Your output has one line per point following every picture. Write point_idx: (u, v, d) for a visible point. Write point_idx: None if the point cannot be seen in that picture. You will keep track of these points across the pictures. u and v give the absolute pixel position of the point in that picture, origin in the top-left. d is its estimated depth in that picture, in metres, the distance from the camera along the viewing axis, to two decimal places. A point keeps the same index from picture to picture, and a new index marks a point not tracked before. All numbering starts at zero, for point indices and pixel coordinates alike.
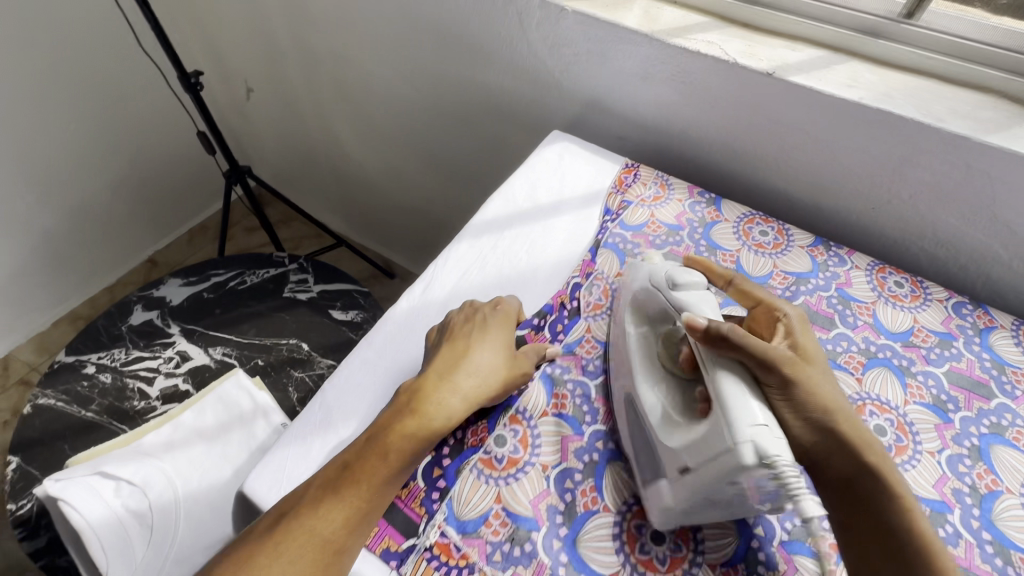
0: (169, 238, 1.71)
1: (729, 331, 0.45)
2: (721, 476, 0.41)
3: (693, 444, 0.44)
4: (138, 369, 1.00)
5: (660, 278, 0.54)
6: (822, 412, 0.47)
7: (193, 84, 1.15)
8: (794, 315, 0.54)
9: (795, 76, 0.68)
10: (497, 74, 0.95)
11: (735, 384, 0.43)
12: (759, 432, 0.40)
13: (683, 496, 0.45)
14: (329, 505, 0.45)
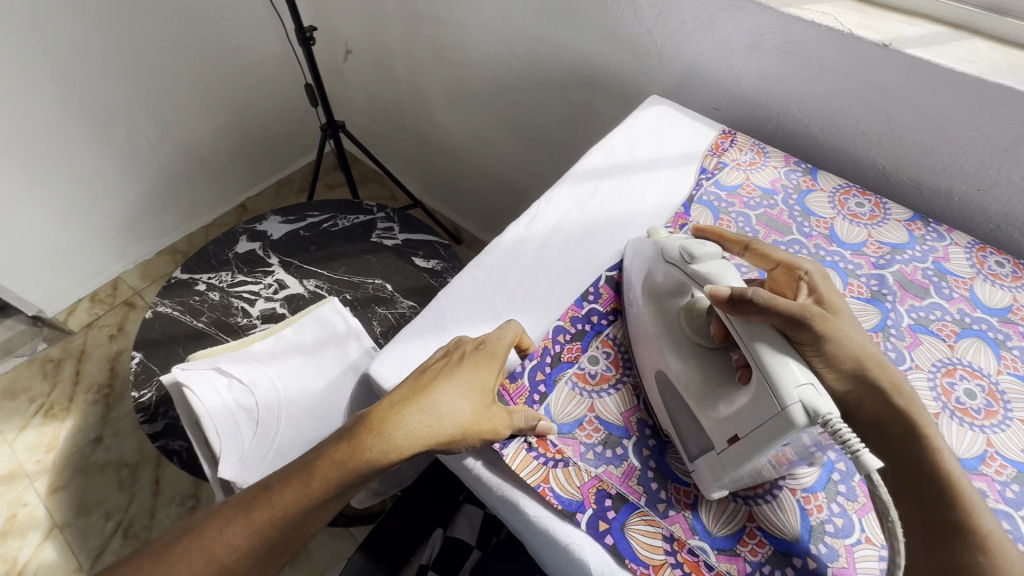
0: (259, 187, 1.85)
1: (755, 294, 0.47)
2: (771, 443, 0.43)
3: (742, 415, 0.45)
4: (242, 292, 1.11)
5: (676, 254, 0.54)
6: (855, 364, 0.47)
7: (307, 38, 1.24)
8: (816, 272, 0.54)
9: (912, 48, 0.68)
10: (598, 41, 0.98)
11: (775, 350, 0.45)
12: (804, 392, 0.42)
13: (734, 467, 0.46)
14: (232, 529, 0.49)
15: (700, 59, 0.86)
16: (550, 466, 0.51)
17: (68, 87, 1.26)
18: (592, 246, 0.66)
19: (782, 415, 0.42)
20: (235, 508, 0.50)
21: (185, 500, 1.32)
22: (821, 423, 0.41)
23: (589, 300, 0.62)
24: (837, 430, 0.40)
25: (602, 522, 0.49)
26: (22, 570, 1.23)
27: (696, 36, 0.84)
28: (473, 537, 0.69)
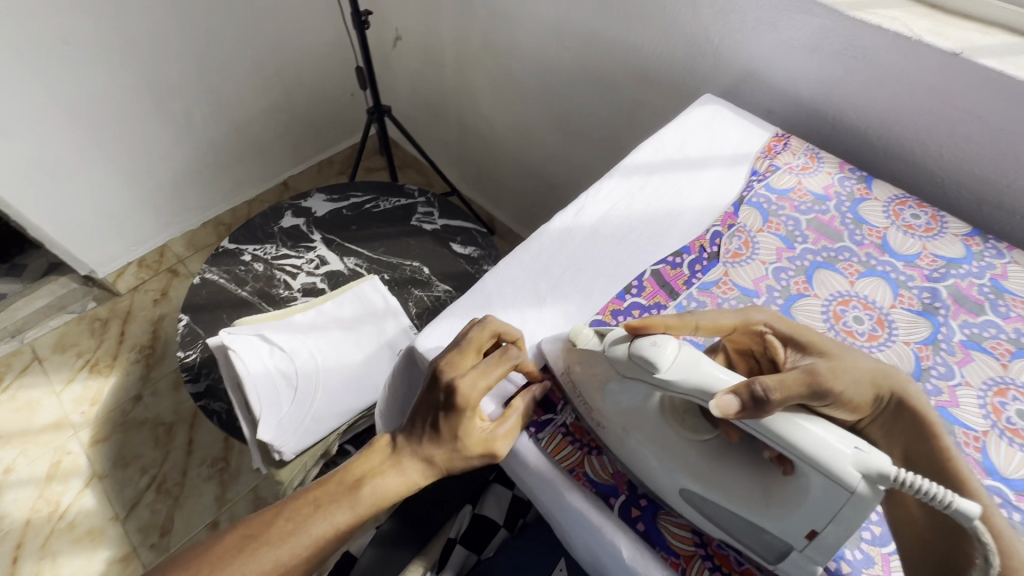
0: (302, 166, 1.89)
1: (761, 393, 0.42)
2: (857, 522, 0.41)
3: (804, 511, 0.42)
4: (284, 265, 1.14)
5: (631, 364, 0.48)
6: (869, 391, 0.48)
7: (362, 22, 1.26)
8: (771, 319, 0.52)
9: (985, 58, 0.66)
10: (653, 38, 0.98)
11: (806, 428, 0.41)
12: (860, 458, 0.40)
13: (824, 554, 0.43)
14: (286, 538, 0.53)
15: (758, 60, 0.85)
16: (585, 451, 0.54)
17: (132, 58, 1.32)
18: (638, 240, 0.67)
19: (856, 499, 0.39)
20: (291, 520, 0.54)
21: (216, 462, 1.37)
22: (894, 483, 0.39)
23: (631, 293, 0.62)
24: (919, 487, 0.38)
25: (634, 509, 0.51)
26: (63, 514, 1.30)
27: (756, 37, 0.83)
28: (500, 516, 0.70)
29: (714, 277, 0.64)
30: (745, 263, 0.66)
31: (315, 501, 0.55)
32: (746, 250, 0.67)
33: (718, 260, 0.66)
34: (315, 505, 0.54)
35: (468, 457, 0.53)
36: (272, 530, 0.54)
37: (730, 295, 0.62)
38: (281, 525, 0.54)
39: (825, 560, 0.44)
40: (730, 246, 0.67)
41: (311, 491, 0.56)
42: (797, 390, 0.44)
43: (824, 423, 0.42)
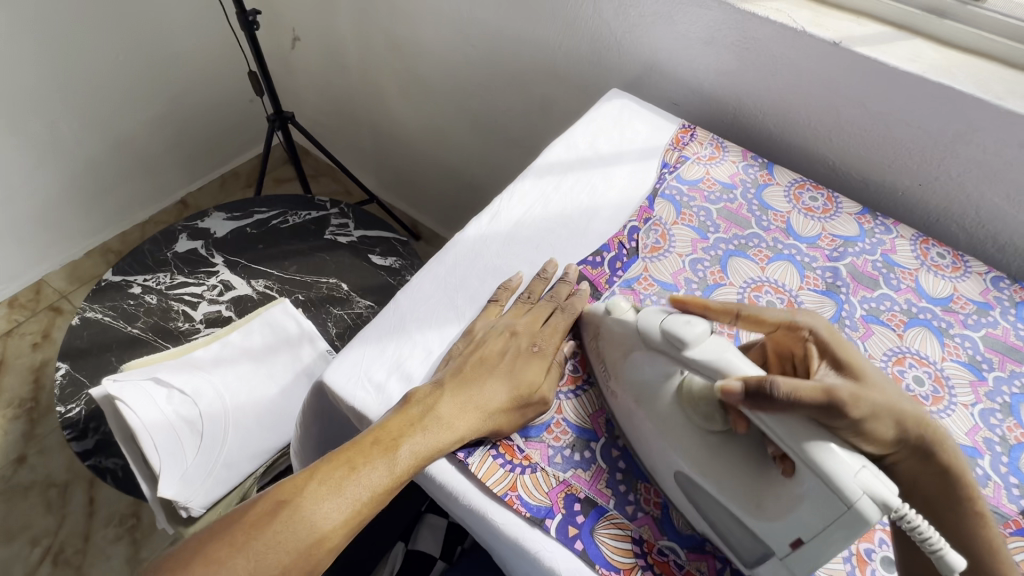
0: (201, 182, 1.73)
1: (770, 390, 0.42)
2: (845, 542, 0.39)
3: (798, 519, 0.41)
4: (182, 294, 1.03)
5: (659, 338, 0.49)
6: (893, 427, 0.44)
7: (250, 22, 1.16)
8: (823, 331, 0.48)
9: (860, 47, 0.70)
10: (557, 34, 0.97)
11: (821, 444, 0.40)
12: (864, 478, 0.39)
13: (802, 567, 0.42)
14: (325, 500, 0.45)
15: (659, 54, 0.87)
16: (517, 472, 0.50)
17: None
18: (557, 241, 0.65)
19: (851, 517, 0.38)
20: (324, 482, 0.46)
21: (125, 519, 1.22)
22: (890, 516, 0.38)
23: None
24: (919, 527, 0.39)
25: (571, 527, 0.48)
26: None
27: (656, 30, 0.85)
28: (436, 549, 0.67)
29: (635, 273, 0.64)
30: (663, 257, 0.66)
31: (349, 460, 0.47)
32: (663, 243, 0.67)
33: (638, 256, 0.65)
34: (318, 487, 0.46)
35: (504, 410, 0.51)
36: (306, 494, 0.45)
37: (652, 291, 0.62)
38: (315, 487, 0.46)
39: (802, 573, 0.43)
40: (647, 242, 0.67)
41: (339, 453, 0.48)
42: (816, 401, 0.41)
43: (846, 448, 0.40)
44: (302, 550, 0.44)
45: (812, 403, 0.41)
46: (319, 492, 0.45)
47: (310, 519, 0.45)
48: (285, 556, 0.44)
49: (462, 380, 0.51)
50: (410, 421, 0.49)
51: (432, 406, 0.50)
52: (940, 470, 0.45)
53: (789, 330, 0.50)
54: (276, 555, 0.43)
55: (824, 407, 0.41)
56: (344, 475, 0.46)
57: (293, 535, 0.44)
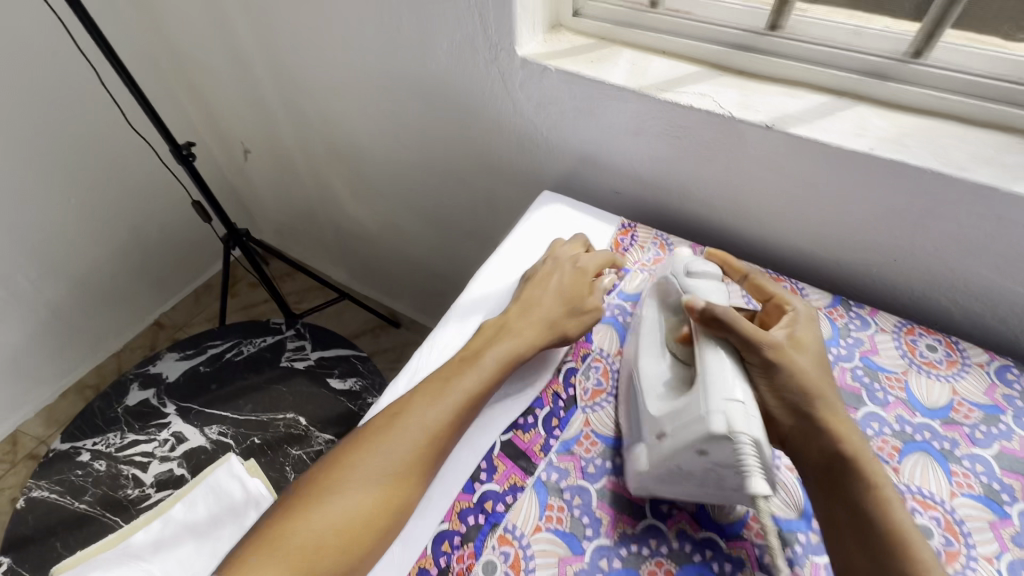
0: (174, 299, 1.72)
1: (723, 314, 0.49)
2: (686, 439, 0.45)
3: (671, 413, 0.48)
4: (133, 455, 0.97)
5: (678, 265, 0.59)
6: (799, 395, 0.49)
7: (185, 156, 1.13)
8: (803, 312, 0.56)
9: (796, 128, 0.63)
10: (485, 133, 0.91)
11: (721, 359, 0.47)
12: (733, 408, 0.44)
13: (655, 463, 0.47)
14: (431, 403, 0.52)
15: (588, 147, 0.81)
16: None
17: None
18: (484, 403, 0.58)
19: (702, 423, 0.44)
20: (428, 391, 0.54)
21: None
22: (733, 439, 0.42)
23: (481, 479, 0.52)
24: (743, 455, 0.42)
25: None
26: None
27: (581, 124, 0.79)
28: None
29: (574, 432, 0.55)
30: (605, 403, 0.58)
31: (444, 374, 0.55)
32: (604, 384, 0.59)
33: (576, 407, 0.57)
34: (424, 396, 0.53)
35: (565, 318, 0.60)
36: (414, 402, 0.53)
37: (594, 453, 0.54)
38: (419, 397, 0.53)
39: (652, 469, 0.48)
40: (586, 385, 0.59)
41: (435, 373, 0.56)
42: (741, 336, 0.49)
43: (738, 371, 0.47)
44: (424, 445, 0.50)
45: (738, 331, 0.49)
46: (354, 458, 0.50)
47: (424, 417, 0.51)
48: (411, 451, 0.50)
49: (467, 360, 0.57)
50: (454, 367, 0.56)
51: (492, 342, 0.58)
52: (834, 454, 0.48)
53: (775, 303, 0.58)
54: (318, 515, 0.46)
55: (744, 339, 0.49)
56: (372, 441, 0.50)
57: (411, 435, 0.50)
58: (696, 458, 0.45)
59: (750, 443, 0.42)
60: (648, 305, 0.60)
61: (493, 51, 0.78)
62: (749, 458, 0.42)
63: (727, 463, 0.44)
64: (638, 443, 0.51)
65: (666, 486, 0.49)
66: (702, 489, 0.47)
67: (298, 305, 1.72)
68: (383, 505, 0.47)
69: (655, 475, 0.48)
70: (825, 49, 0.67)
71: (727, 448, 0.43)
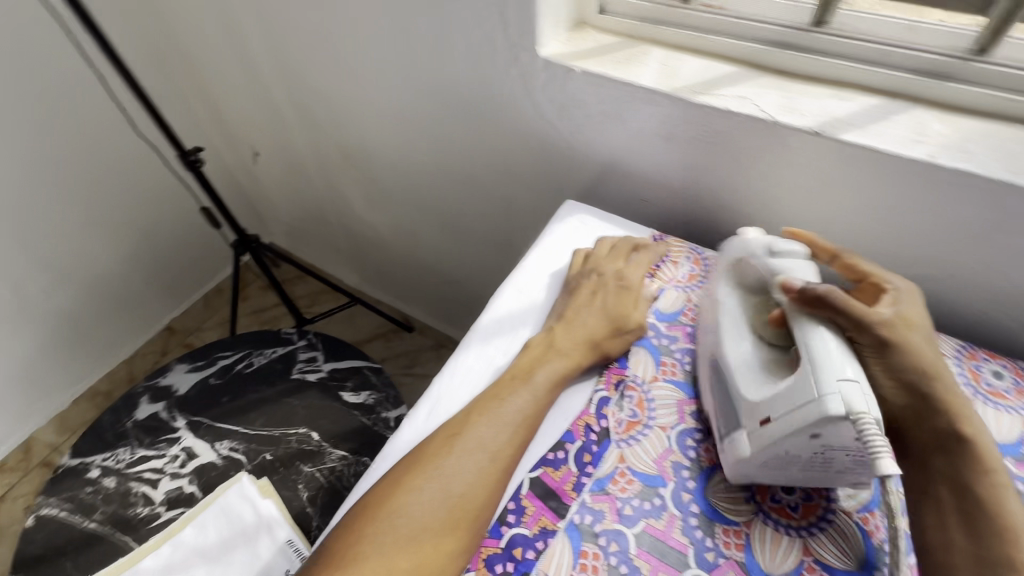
0: (185, 304, 1.70)
1: (828, 293, 0.47)
2: (796, 422, 0.43)
3: (776, 397, 0.46)
4: (143, 472, 0.94)
5: (756, 244, 0.55)
6: (915, 373, 0.47)
7: (193, 161, 1.10)
8: (905, 289, 0.52)
9: (847, 133, 0.58)
10: (503, 138, 0.87)
11: (828, 339, 0.45)
12: (847, 387, 0.42)
13: (761, 447, 0.45)
14: (487, 424, 0.50)
15: (614, 153, 0.76)
16: None
17: None
18: None
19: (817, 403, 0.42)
20: (481, 411, 0.51)
21: None
22: (852, 420, 0.41)
23: (508, 522, 0.48)
24: (867, 435, 0.40)
25: None
26: None
27: (606, 129, 0.74)
28: None
29: (609, 469, 0.51)
30: (641, 435, 0.54)
31: (496, 393, 0.53)
32: (639, 415, 0.55)
33: (609, 440, 0.53)
34: (479, 416, 0.51)
35: (609, 338, 0.59)
36: (470, 424, 0.50)
37: (630, 493, 0.50)
38: (473, 416, 0.51)
39: (757, 455, 0.46)
40: (620, 415, 0.55)
41: (485, 391, 0.54)
42: (849, 317, 0.46)
43: (847, 351, 0.45)
44: (483, 469, 0.48)
45: (851, 313, 0.46)
46: (414, 483, 0.47)
47: (482, 439, 0.49)
48: (472, 475, 0.47)
49: (518, 377, 0.54)
50: (505, 385, 0.54)
51: (541, 359, 0.56)
52: (948, 434, 0.46)
53: (869, 282, 0.53)
54: (385, 541, 0.44)
55: (856, 320, 0.46)
56: (433, 462, 0.48)
57: (470, 458, 0.48)
58: (808, 442, 0.43)
59: (874, 423, 0.40)
60: (723, 285, 0.58)
61: (513, 51, 0.73)
62: (877, 440, 0.39)
63: (845, 443, 0.42)
64: (738, 429, 0.49)
65: (767, 472, 0.47)
66: (805, 474, 0.47)
67: (310, 309, 1.69)
68: (448, 533, 0.45)
69: (757, 462, 0.47)
70: (877, 46, 0.61)
71: (846, 429, 0.41)
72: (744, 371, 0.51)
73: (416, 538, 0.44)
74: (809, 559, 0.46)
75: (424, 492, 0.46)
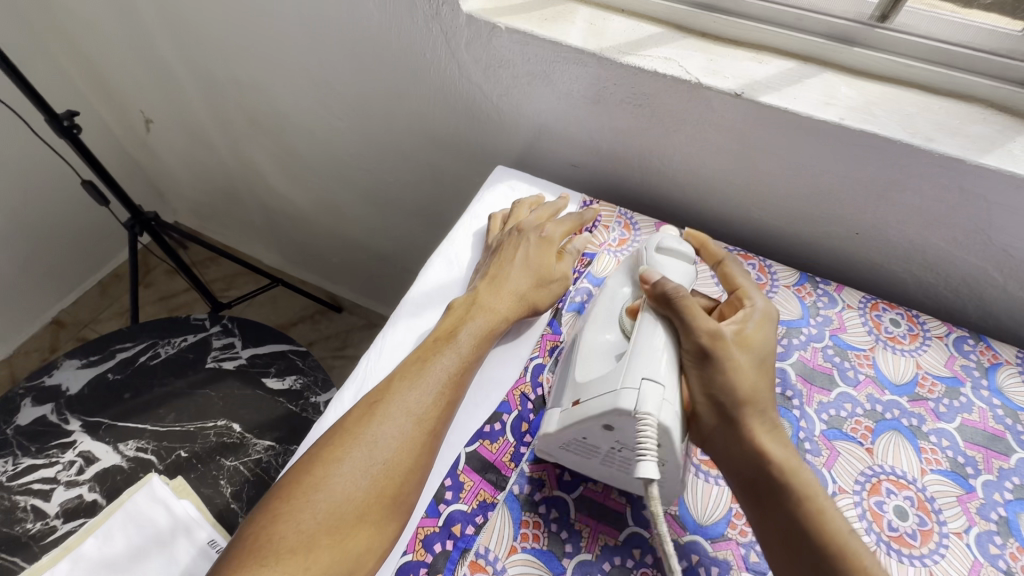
0: (75, 293, 1.52)
1: (674, 293, 0.46)
2: (595, 406, 0.43)
3: (591, 384, 0.45)
4: (31, 483, 0.83)
5: (651, 241, 0.54)
6: (729, 395, 0.45)
7: (67, 127, 0.95)
8: (759, 310, 0.50)
9: (766, 96, 0.59)
10: (427, 101, 0.82)
11: (655, 339, 0.45)
12: (647, 387, 0.41)
13: (562, 427, 0.45)
14: (410, 387, 0.47)
15: (543, 117, 0.74)
16: None
17: None
18: None
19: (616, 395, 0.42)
20: (403, 376, 0.48)
21: None
22: (635, 414, 0.40)
23: (446, 499, 0.47)
24: (640, 425, 0.40)
25: None
26: None
27: (535, 91, 0.71)
28: None
29: None
30: None
31: (420, 356, 0.50)
32: None
33: (546, 408, 0.53)
34: (401, 381, 0.48)
35: (535, 292, 0.57)
36: (393, 388, 0.47)
37: None
38: (396, 382, 0.48)
39: (553, 428, 0.46)
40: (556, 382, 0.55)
41: (409, 357, 0.51)
42: (687, 322, 0.45)
43: (669, 352, 0.44)
44: (406, 434, 0.45)
45: (684, 316, 0.45)
46: (334, 456, 0.43)
47: (404, 403, 0.46)
48: (394, 440, 0.44)
49: (442, 339, 0.52)
50: (429, 348, 0.51)
51: (463, 321, 0.53)
52: (760, 464, 0.44)
53: (736, 294, 0.52)
54: (302, 519, 0.41)
55: (687, 324, 0.45)
56: (353, 433, 0.44)
57: (392, 424, 0.45)
58: (602, 432, 0.43)
59: (650, 422, 0.40)
60: (618, 274, 0.55)
61: (434, 5, 0.68)
62: (647, 435, 0.40)
63: (627, 435, 0.42)
64: (558, 407, 0.48)
65: (567, 455, 0.47)
66: (607, 469, 0.46)
67: (225, 293, 1.56)
68: (372, 505, 0.42)
69: (559, 441, 0.46)
70: (792, 10, 0.62)
71: (632, 424, 0.41)
72: (584, 353, 0.50)
73: (335, 515, 0.41)
74: (737, 505, 0.48)
75: (344, 466, 0.43)
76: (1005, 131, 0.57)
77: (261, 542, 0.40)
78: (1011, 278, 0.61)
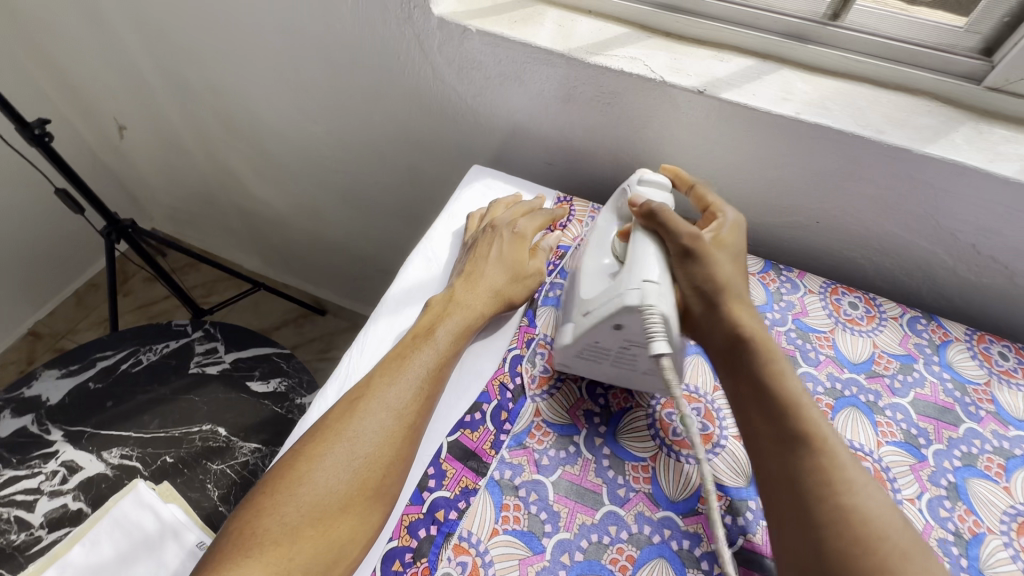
0: (51, 303, 1.49)
1: (658, 208, 0.52)
2: (604, 308, 0.49)
3: (595, 293, 0.51)
4: (13, 495, 0.82)
5: (632, 176, 0.60)
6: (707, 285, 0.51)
7: (38, 135, 0.94)
8: (730, 220, 0.57)
9: (727, 92, 0.62)
10: (403, 104, 0.83)
11: (645, 247, 0.51)
12: (647, 288, 0.47)
13: (579, 335, 0.51)
14: (389, 384, 0.49)
15: (517, 117, 0.76)
16: None
17: None
18: None
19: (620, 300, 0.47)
20: (383, 374, 0.50)
21: None
22: (641, 311, 0.46)
23: (429, 487, 0.49)
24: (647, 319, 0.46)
25: None
26: None
27: (508, 92, 0.73)
28: None
29: (525, 424, 0.53)
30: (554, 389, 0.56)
31: (400, 353, 0.52)
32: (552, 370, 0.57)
33: (525, 397, 0.55)
34: (381, 378, 0.50)
35: (511, 286, 0.59)
36: (373, 385, 0.49)
37: (547, 444, 0.52)
38: (376, 379, 0.50)
39: (569, 337, 0.52)
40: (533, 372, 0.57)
41: (388, 355, 0.53)
42: (670, 229, 0.51)
43: (659, 257, 0.50)
44: (386, 429, 0.47)
45: (665, 223, 0.52)
46: (317, 452, 0.45)
47: (384, 399, 0.48)
48: (374, 435, 0.46)
49: (420, 336, 0.54)
50: (407, 346, 0.53)
51: (441, 318, 0.55)
52: (734, 344, 0.50)
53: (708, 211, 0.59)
54: (286, 513, 0.42)
55: (670, 228, 0.52)
56: (335, 429, 0.46)
57: (373, 419, 0.47)
58: (612, 333, 0.49)
59: (656, 314, 0.46)
60: (608, 211, 0.60)
61: (406, 9, 0.70)
62: (653, 325, 0.45)
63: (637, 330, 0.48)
64: (568, 321, 0.53)
65: (583, 362, 0.53)
66: (615, 369, 0.52)
67: (206, 299, 1.55)
68: (355, 496, 0.44)
69: (574, 350, 0.52)
70: (749, 10, 0.65)
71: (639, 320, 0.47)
72: (585, 273, 0.55)
73: (318, 507, 0.43)
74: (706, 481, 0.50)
75: (326, 461, 0.44)
76: (948, 122, 0.61)
77: (246, 536, 0.41)
78: (959, 260, 0.65)
